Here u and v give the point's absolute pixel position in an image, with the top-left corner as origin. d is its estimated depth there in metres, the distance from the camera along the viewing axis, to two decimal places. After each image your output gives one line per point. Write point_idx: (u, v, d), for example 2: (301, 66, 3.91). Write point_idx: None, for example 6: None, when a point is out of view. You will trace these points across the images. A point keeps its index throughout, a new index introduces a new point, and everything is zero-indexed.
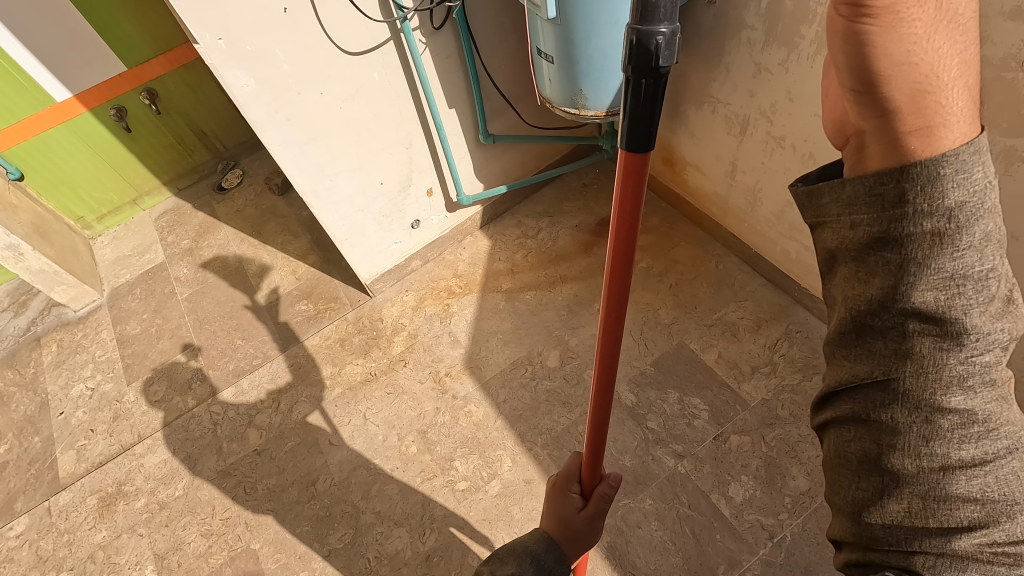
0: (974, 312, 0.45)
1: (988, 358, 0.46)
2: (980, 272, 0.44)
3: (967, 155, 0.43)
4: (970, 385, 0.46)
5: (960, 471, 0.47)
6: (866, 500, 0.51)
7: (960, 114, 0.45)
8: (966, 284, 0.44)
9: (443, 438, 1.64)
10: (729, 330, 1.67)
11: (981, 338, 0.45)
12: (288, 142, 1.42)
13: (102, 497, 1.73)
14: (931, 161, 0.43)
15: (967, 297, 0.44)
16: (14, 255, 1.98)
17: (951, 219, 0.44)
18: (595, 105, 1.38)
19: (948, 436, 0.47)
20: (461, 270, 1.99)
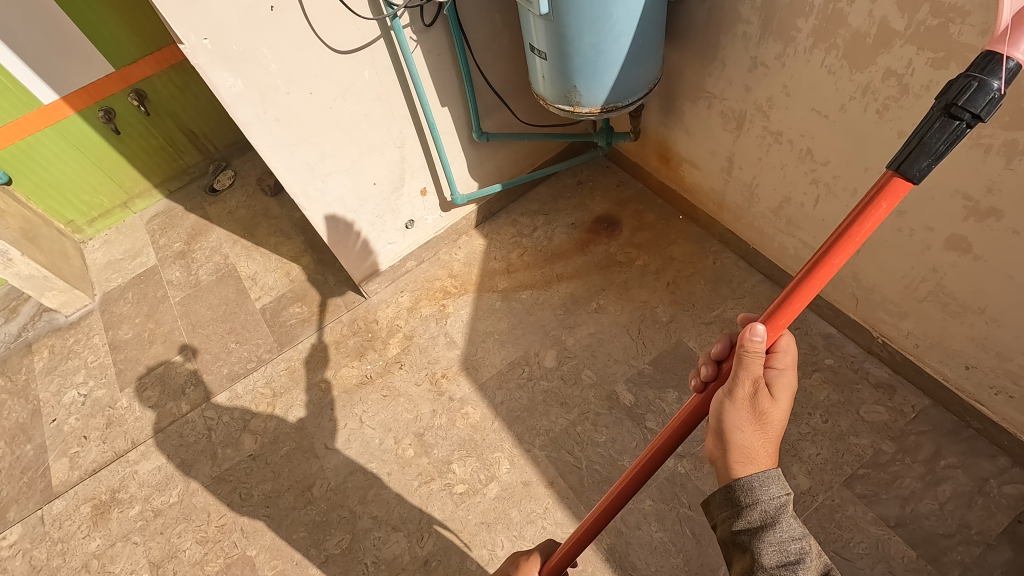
0: (782, 524, 0.70)
1: (797, 531, 0.69)
2: (779, 503, 0.71)
3: (767, 476, 0.72)
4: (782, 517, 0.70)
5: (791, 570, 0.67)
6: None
7: (772, 493, 0.71)
8: (774, 500, 0.71)
9: (440, 440, 1.63)
10: (727, 328, 1.66)
11: (791, 536, 0.69)
12: (276, 143, 1.40)
13: (96, 505, 1.71)
14: (745, 493, 0.72)
15: (777, 526, 0.70)
16: (2, 260, 1.94)
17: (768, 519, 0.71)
18: (589, 102, 1.35)
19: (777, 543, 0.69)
20: (457, 271, 1.97)
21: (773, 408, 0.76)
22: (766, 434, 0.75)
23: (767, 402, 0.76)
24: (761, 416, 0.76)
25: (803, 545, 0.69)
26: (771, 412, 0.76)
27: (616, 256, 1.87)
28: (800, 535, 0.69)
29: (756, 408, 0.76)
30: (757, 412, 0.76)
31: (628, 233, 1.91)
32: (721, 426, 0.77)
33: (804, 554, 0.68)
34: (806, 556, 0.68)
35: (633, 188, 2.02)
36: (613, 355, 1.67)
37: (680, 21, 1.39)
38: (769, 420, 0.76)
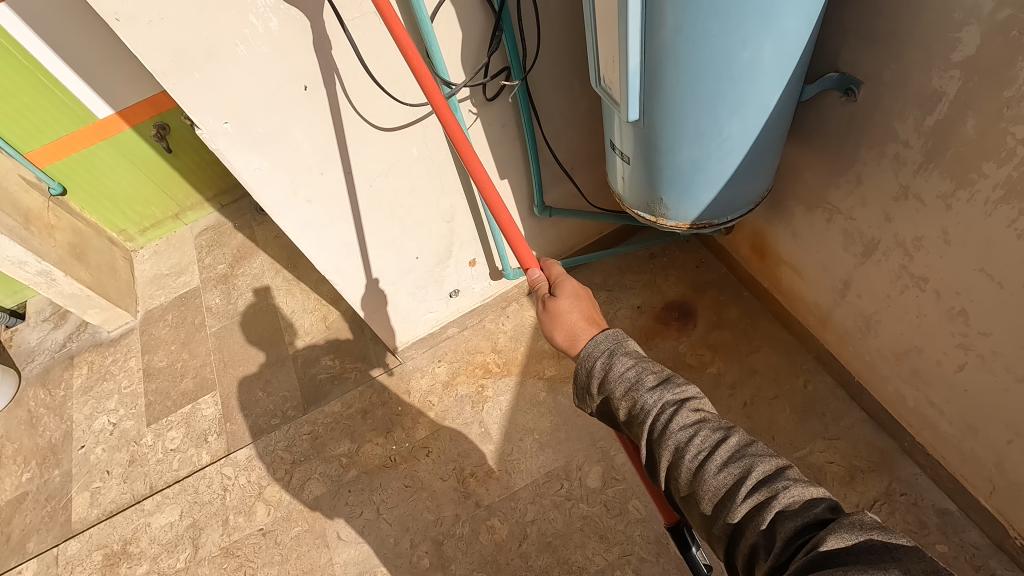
0: (616, 363, 0.79)
1: (627, 358, 0.79)
2: (610, 352, 0.81)
3: (597, 337, 0.83)
4: (616, 360, 0.79)
5: (647, 388, 0.75)
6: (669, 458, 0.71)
7: (602, 347, 0.82)
8: (606, 349, 0.81)
9: (459, 555, 1.45)
10: (812, 477, 1.37)
11: (625, 366, 0.78)
12: (308, 224, 1.22)
13: (107, 554, 1.66)
14: (586, 360, 0.82)
15: (613, 368, 0.79)
16: (46, 280, 1.91)
17: (624, 391, 0.77)
18: (677, 216, 1.09)
19: (629, 391, 0.76)
20: (501, 345, 1.77)
21: (559, 302, 0.89)
22: (571, 320, 0.88)
23: (554, 303, 0.89)
24: (557, 310, 0.89)
25: (636, 364, 0.79)
26: (562, 305, 0.89)
27: (686, 357, 1.60)
28: (627, 355, 0.80)
29: (549, 313, 0.90)
30: (551, 312, 0.89)
31: (702, 329, 1.64)
32: (544, 330, 0.91)
33: (640, 368, 0.78)
34: (638, 368, 0.78)
35: (714, 273, 1.73)
36: None
37: (806, 120, 1.10)
38: (558, 307, 0.89)
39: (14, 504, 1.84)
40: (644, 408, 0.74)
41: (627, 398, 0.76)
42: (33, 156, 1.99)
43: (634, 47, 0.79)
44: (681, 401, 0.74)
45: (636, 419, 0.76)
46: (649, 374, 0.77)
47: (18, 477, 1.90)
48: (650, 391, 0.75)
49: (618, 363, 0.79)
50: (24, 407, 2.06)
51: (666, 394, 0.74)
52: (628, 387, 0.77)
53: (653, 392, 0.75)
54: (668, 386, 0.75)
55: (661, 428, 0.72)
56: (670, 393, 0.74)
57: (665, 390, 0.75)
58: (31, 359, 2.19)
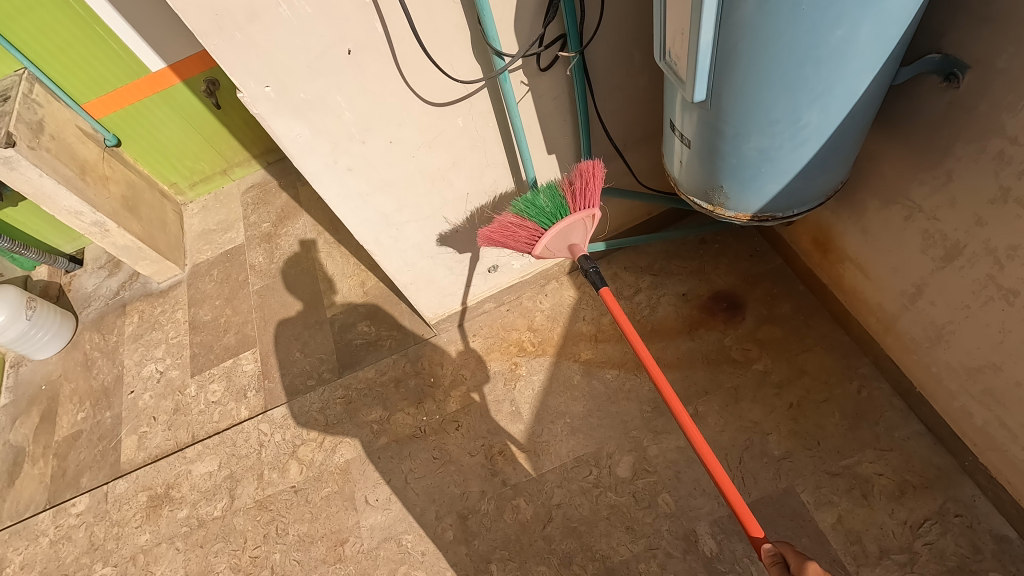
0: (777, 558, 0.83)
1: (787, 559, 0.83)
2: (771, 545, 0.86)
3: (756, 527, 0.89)
4: (783, 554, 0.84)
5: (804, 573, 0.79)
6: None
7: (767, 541, 0.88)
8: (765, 540, 0.86)
9: (483, 532, 1.46)
10: (858, 488, 1.29)
11: (785, 563, 0.83)
12: (346, 194, 1.20)
13: (152, 496, 1.75)
14: (750, 546, 0.88)
15: (772, 555, 0.84)
16: (100, 231, 1.96)
17: (782, 573, 0.80)
18: (737, 207, 1.01)
19: (782, 574, 0.81)
20: (538, 324, 1.73)
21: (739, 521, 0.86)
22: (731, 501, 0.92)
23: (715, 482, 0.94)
24: (717, 493, 0.93)
25: (803, 573, 0.79)
26: (724, 486, 0.92)
27: (731, 351, 1.53)
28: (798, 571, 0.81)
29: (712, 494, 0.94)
30: (712, 491, 0.93)
31: (751, 324, 1.56)
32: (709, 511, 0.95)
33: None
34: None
35: (768, 264, 1.63)
36: (702, 484, 1.39)
37: (895, 107, 0.99)
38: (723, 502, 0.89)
39: (70, 440, 1.96)
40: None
41: (780, 569, 0.82)
42: (89, 107, 2.02)
43: (709, 21, 0.71)
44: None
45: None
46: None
47: (74, 416, 2.01)
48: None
49: (784, 555, 0.84)
50: (80, 350, 2.17)
51: None
52: (787, 570, 0.81)
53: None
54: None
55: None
56: None
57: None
58: (87, 304, 2.29)
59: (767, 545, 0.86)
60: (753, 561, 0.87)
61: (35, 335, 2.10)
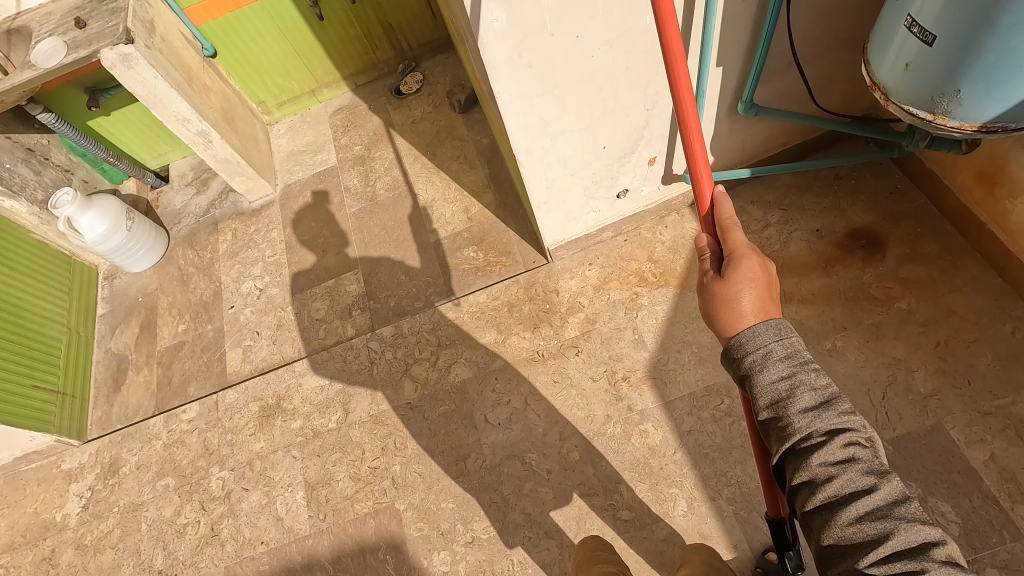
0: (771, 369, 0.73)
1: (785, 369, 0.73)
2: (768, 350, 0.74)
3: (759, 328, 0.76)
4: (781, 367, 0.73)
5: (810, 407, 0.70)
6: (787, 439, 0.70)
7: (764, 341, 0.75)
8: (763, 346, 0.75)
9: (609, 454, 1.46)
10: (1013, 428, 1.27)
11: (779, 375, 0.73)
12: (518, 94, 1.15)
13: (263, 407, 1.77)
14: (739, 348, 0.77)
15: (766, 371, 0.73)
16: (203, 141, 1.94)
17: (779, 401, 0.72)
18: (966, 115, 0.94)
19: (777, 391, 0.72)
20: (659, 256, 1.69)
21: (729, 284, 0.83)
22: (741, 307, 0.82)
23: (723, 284, 0.84)
24: (727, 291, 0.83)
25: (794, 376, 0.72)
26: (738, 288, 0.83)
27: (871, 289, 1.49)
28: (791, 364, 0.73)
29: (717, 293, 0.84)
30: (721, 293, 0.84)
31: (892, 262, 1.50)
32: (706, 302, 0.86)
33: (796, 381, 0.72)
34: (797, 379, 0.72)
35: (911, 202, 1.56)
36: None
37: None
38: (729, 291, 0.83)
39: (173, 350, 1.98)
40: (790, 425, 0.70)
41: (778, 386, 0.72)
42: (190, 13, 1.95)
43: None
44: (831, 434, 0.69)
45: (777, 412, 0.72)
46: (808, 391, 0.71)
47: (175, 327, 2.03)
48: (800, 411, 0.70)
49: (783, 370, 0.73)
50: (174, 265, 2.17)
51: (818, 421, 0.69)
52: (786, 396, 0.72)
53: (805, 413, 0.70)
54: (825, 409, 0.70)
55: (806, 451, 0.69)
56: (822, 421, 0.69)
57: (820, 413, 0.70)
58: (177, 221, 2.29)
59: (763, 353, 0.74)
60: (741, 367, 0.76)
61: (132, 248, 2.09)
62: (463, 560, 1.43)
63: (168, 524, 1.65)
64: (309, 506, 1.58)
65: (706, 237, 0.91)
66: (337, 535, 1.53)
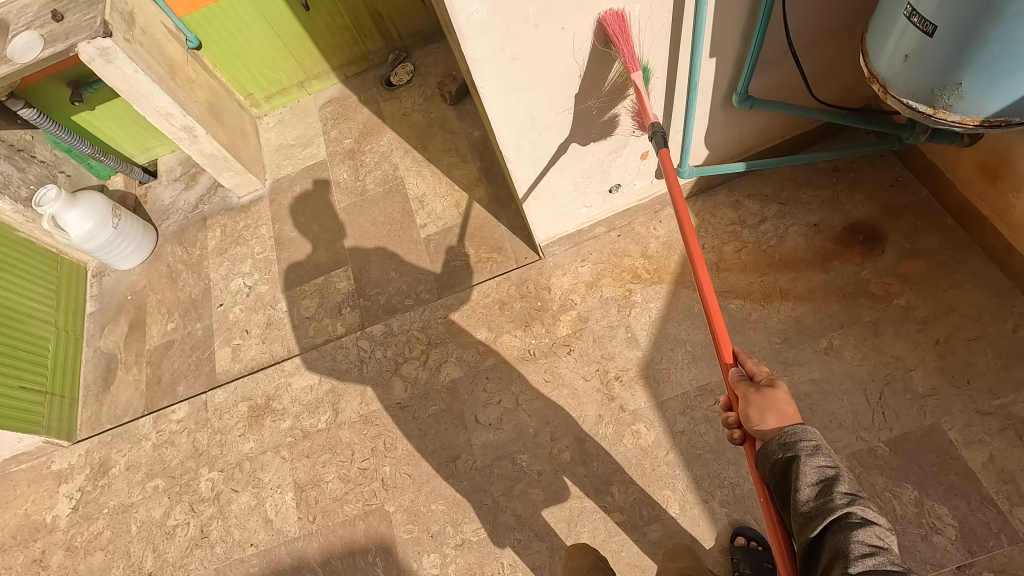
0: (817, 457, 0.78)
1: (826, 460, 0.78)
2: (814, 445, 0.80)
3: (804, 424, 0.82)
4: (823, 455, 0.79)
5: (849, 495, 0.74)
6: (826, 517, 0.73)
7: (811, 432, 0.81)
8: (810, 439, 0.80)
9: (601, 455, 1.44)
10: (1012, 428, 1.24)
11: (822, 463, 0.78)
12: (503, 87, 1.11)
13: (252, 407, 1.74)
14: (786, 436, 0.82)
15: (810, 456, 0.78)
16: (188, 136, 1.90)
17: (821, 481, 0.76)
18: (968, 108, 0.90)
19: (819, 473, 0.77)
20: (652, 251, 1.65)
21: (773, 391, 0.89)
22: (786, 410, 0.87)
23: (768, 388, 0.89)
24: (768, 395, 0.89)
25: (834, 466, 0.78)
26: (778, 394, 0.88)
27: (869, 285, 1.45)
28: (832, 464, 0.78)
29: (761, 395, 0.89)
30: (763, 395, 0.89)
31: (892, 257, 1.46)
32: (746, 412, 0.90)
33: (836, 474, 0.77)
34: (838, 472, 0.76)
35: (912, 195, 1.52)
36: (838, 418, 1.34)
37: None
38: (776, 392, 0.88)
39: (162, 349, 1.96)
40: (831, 507, 0.74)
41: (821, 469, 0.77)
42: (173, 4, 1.90)
43: None
44: (866, 522, 0.72)
45: (818, 494, 0.76)
46: (846, 484, 0.76)
47: (164, 325, 2.01)
48: (843, 495, 0.74)
49: (825, 457, 0.78)
50: (163, 262, 2.14)
51: (857, 507, 0.73)
52: (829, 479, 0.76)
53: (846, 500, 0.74)
54: (858, 502, 0.74)
55: (844, 531, 0.71)
56: (860, 508, 0.73)
57: (857, 503, 0.74)
58: (166, 217, 2.25)
59: (808, 441, 0.80)
60: (782, 446, 0.81)
61: (119, 245, 2.06)
62: (452, 563, 1.41)
63: (158, 525, 1.64)
64: (298, 508, 1.57)
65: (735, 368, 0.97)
66: (327, 537, 1.51)
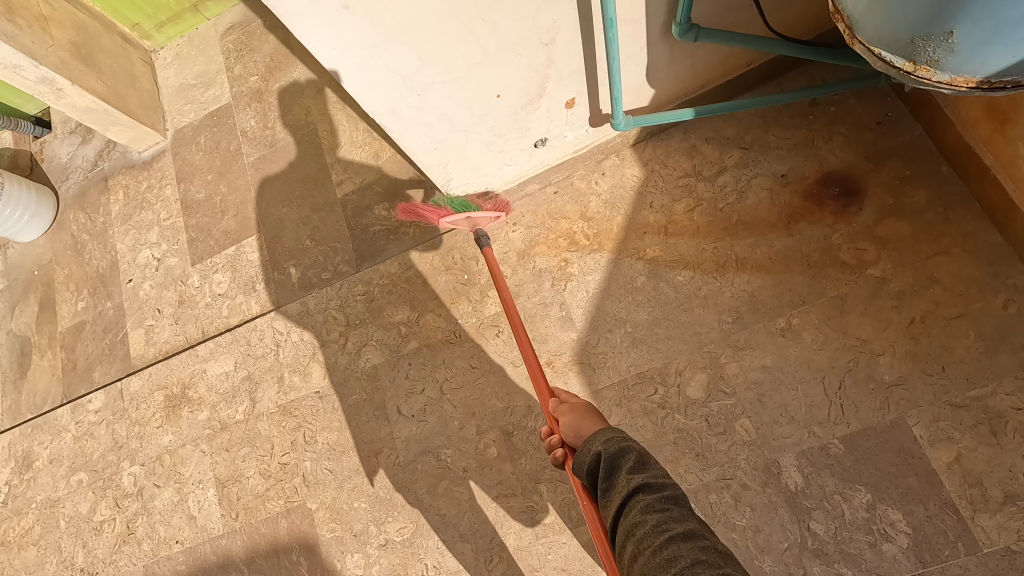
0: (611, 446, 0.88)
1: (624, 442, 0.88)
2: (614, 437, 0.89)
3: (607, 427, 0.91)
4: (622, 443, 0.88)
5: (648, 467, 0.83)
6: (631, 498, 0.80)
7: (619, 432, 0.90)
8: (614, 435, 0.89)
9: (530, 450, 1.31)
10: (986, 424, 1.08)
11: (620, 447, 0.87)
12: (345, 46, 0.83)
13: (169, 396, 1.62)
14: (592, 441, 0.90)
15: (616, 446, 0.87)
16: (51, 89, 1.61)
17: (622, 463, 0.85)
18: (962, 65, 0.63)
19: (625, 458, 0.85)
20: (592, 212, 1.41)
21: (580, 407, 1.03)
22: (584, 415, 1.01)
23: (568, 407, 1.04)
24: (575, 412, 1.02)
25: (630, 446, 0.87)
26: (581, 406, 1.03)
27: (840, 252, 1.22)
28: (625, 443, 0.88)
29: (567, 408, 1.04)
30: (574, 410, 1.03)
31: (870, 216, 1.22)
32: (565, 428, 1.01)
33: (630, 450, 0.86)
34: (627, 451, 0.86)
35: (902, 135, 1.24)
36: (790, 411, 1.18)
37: None
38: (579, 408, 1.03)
39: (74, 332, 1.81)
40: (624, 480, 0.82)
41: (624, 453, 0.86)
42: None
43: None
44: (658, 483, 0.80)
45: (615, 475, 0.84)
46: (637, 452, 0.85)
47: (74, 305, 1.84)
48: (634, 468, 0.83)
49: (625, 445, 0.87)
50: (67, 232, 1.93)
51: (646, 473, 0.82)
52: (630, 458, 0.85)
53: (637, 469, 0.83)
54: (648, 468, 0.83)
55: (635, 499, 0.79)
56: (651, 476, 0.81)
57: (648, 468, 0.82)
58: (65, 177, 2.00)
59: (614, 438, 0.88)
60: (588, 450, 0.90)
61: (10, 216, 1.84)
62: (377, 564, 1.34)
63: (86, 521, 1.59)
64: (220, 504, 1.49)
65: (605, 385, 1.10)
66: (250, 536, 1.44)
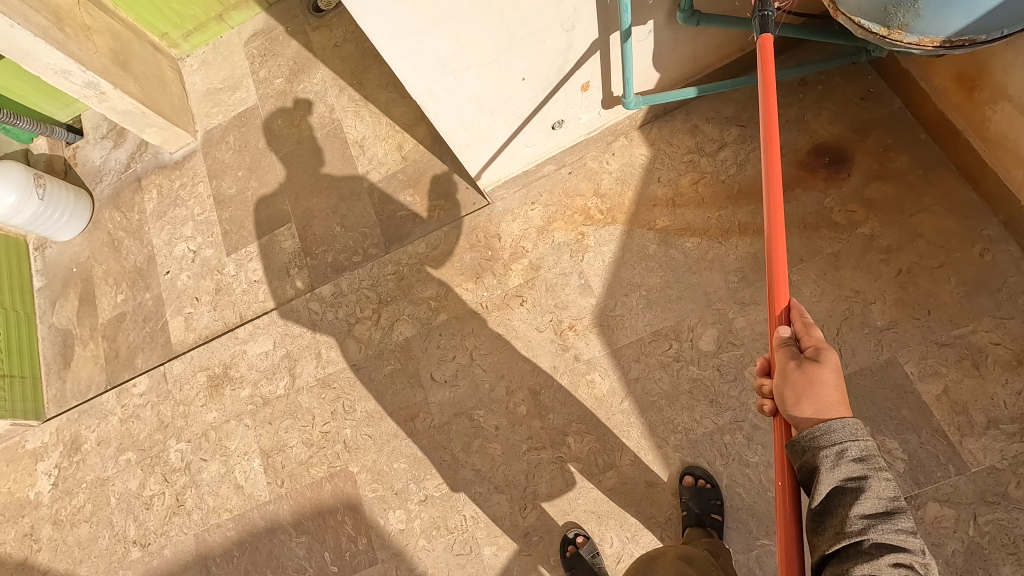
0: (844, 463, 0.65)
1: (858, 468, 0.64)
2: (844, 447, 0.65)
3: (839, 422, 0.66)
4: (853, 461, 0.65)
5: (883, 518, 0.62)
6: (848, 545, 0.62)
7: (847, 434, 0.66)
8: (840, 443, 0.65)
9: (557, 407, 1.43)
10: (970, 358, 1.21)
11: (852, 469, 0.65)
12: (397, 32, 0.95)
13: (211, 376, 1.72)
14: (818, 437, 0.66)
15: (853, 474, 0.64)
16: (95, 93, 1.72)
17: (851, 483, 0.64)
18: (925, 27, 0.76)
19: (845, 475, 0.65)
20: (605, 188, 1.53)
21: (820, 370, 0.70)
22: (828, 394, 0.69)
23: (811, 367, 0.71)
24: (812, 376, 0.70)
25: (867, 471, 0.64)
26: (824, 374, 0.70)
27: (833, 214, 1.35)
28: (861, 466, 0.65)
29: (801, 373, 0.71)
30: (804, 375, 0.71)
31: (858, 181, 1.35)
32: (781, 389, 0.72)
33: (866, 482, 0.64)
34: (866, 481, 0.64)
35: (884, 107, 1.38)
36: None
37: None
38: (818, 377, 0.70)
39: (115, 322, 1.91)
40: (846, 521, 0.63)
41: (847, 478, 0.64)
42: None
43: None
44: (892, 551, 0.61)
45: (829, 499, 0.65)
46: (878, 488, 0.63)
47: (113, 297, 1.94)
48: (864, 512, 0.62)
49: (855, 453, 0.65)
50: (103, 230, 2.04)
51: (880, 529, 0.61)
52: (858, 482, 0.64)
53: (862, 518, 0.62)
54: (886, 519, 0.62)
55: (852, 552, 0.62)
56: (882, 528, 0.62)
57: (887, 524, 0.62)
58: (99, 179, 2.11)
59: (838, 450, 0.65)
60: (803, 447, 0.67)
61: (51, 216, 1.94)
62: (418, 518, 1.45)
63: (136, 496, 1.68)
64: (266, 473, 1.59)
65: (787, 328, 0.75)
66: (296, 500, 1.55)
